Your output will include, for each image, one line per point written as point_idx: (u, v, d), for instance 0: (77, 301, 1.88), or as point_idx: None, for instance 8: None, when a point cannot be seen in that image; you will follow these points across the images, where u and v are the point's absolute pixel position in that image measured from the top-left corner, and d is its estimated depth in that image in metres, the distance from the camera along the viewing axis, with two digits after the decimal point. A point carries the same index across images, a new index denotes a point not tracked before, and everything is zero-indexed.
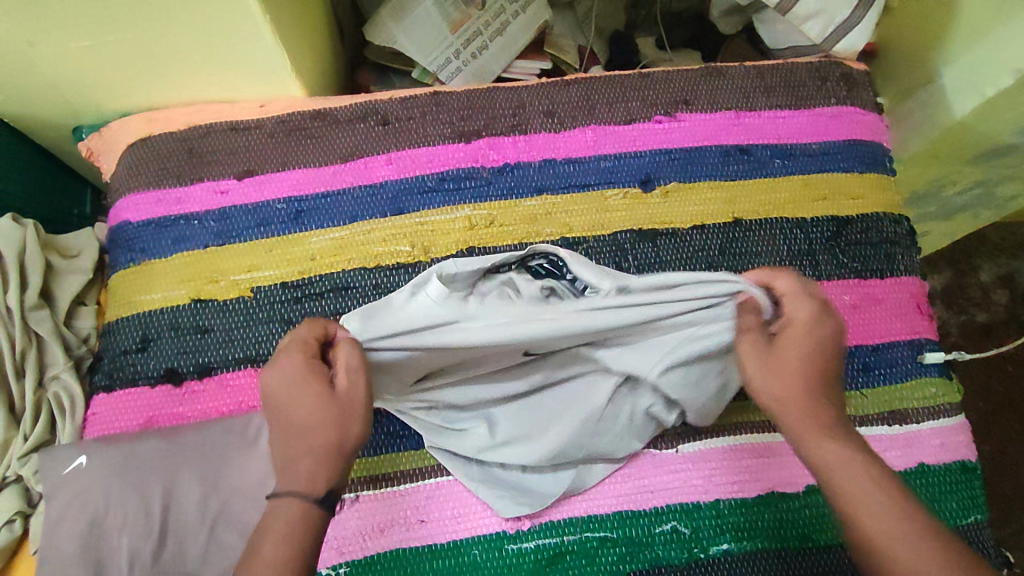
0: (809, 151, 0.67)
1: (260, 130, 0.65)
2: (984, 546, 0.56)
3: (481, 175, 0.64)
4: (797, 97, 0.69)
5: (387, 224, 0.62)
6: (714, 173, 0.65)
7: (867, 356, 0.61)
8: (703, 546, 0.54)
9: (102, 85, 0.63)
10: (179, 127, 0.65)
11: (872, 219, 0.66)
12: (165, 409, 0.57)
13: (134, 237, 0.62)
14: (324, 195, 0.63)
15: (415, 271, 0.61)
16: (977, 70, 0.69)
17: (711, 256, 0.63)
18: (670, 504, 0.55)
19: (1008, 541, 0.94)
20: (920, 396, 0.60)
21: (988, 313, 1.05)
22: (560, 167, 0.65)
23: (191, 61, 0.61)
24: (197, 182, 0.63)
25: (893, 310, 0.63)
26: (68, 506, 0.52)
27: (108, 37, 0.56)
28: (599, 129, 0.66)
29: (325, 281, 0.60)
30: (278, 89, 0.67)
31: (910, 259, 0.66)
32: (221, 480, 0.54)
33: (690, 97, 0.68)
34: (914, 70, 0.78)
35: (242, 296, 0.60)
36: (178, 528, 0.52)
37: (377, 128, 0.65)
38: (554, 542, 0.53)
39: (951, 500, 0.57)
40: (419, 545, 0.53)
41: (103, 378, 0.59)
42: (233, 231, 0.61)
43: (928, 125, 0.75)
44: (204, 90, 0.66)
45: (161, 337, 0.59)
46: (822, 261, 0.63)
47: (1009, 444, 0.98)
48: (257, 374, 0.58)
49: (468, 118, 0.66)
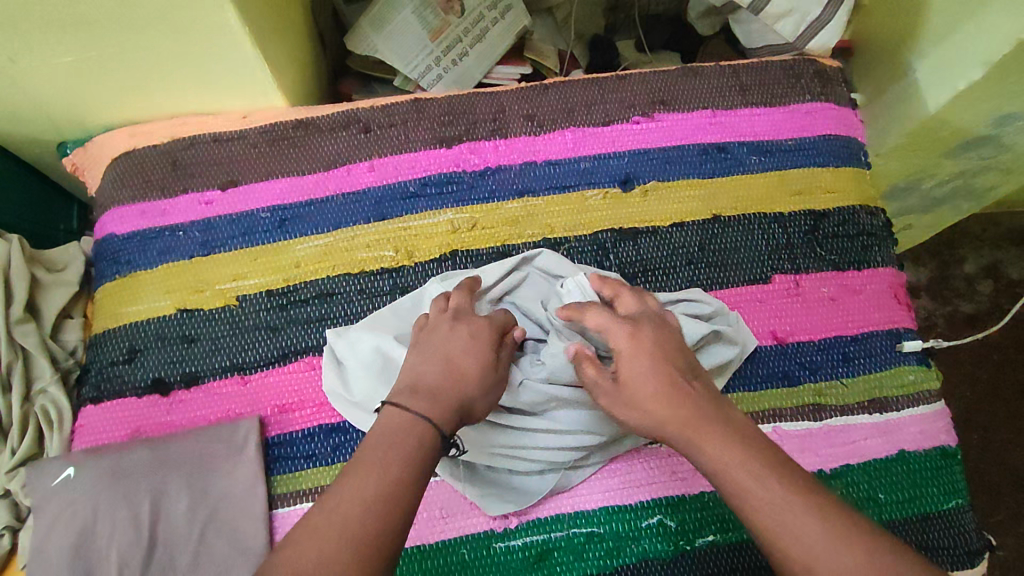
0: (785, 147, 0.68)
1: (243, 141, 0.65)
2: (966, 530, 0.57)
3: (463, 178, 0.65)
4: (771, 94, 0.70)
5: (371, 230, 0.63)
6: (692, 171, 0.66)
7: (846, 346, 0.62)
8: (689, 538, 0.54)
9: (85, 101, 0.64)
10: (163, 140, 0.66)
11: (848, 212, 0.67)
12: (152, 418, 0.58)
13: (120, 250, 0.63)
14: (308, 203, 0.63)
15: (399, 276, 0.62)
16: (947, 63, 0.70)
17: (692, 253, 0.64)
18: (655, 497, 0.55)
19: (998, 528, 0.95)
20: (900, 385, 0.61)
21: (972, 303, 1.07)
22: (540, 169, 0.66)
23: (172, 73, 0.61)
24: (181, 193, 0.64)
25: (870, 301, 0.64)
26: (56, 518, 0.53)
27: (89, 52, 0.56)
28: (578, 131, 0.67)
29: (310, 287, 0.61)
30: (261, 100, 0.68)
31: (887, 251, 0.67)
32: (209, 487, 0.55)
33: (667, 97, 0.69)
34: (887, 65, 0.79)
35: (228, 304, 0.60)
36: (167, 537, 0.53)
37: (360, 135, 0.66)
38: (542, 539, 0.54)
39: (931, 485, 0.58)
40: (408, 545, 0.53)
41: (90, 390, 0.59)
42: (218, 241, 0.62)
43: (903, 118, 0.76)
44: (187, 102, 0.67)
45: (148, 346, 0.59)
46: (800, 254, 0.64)
47: (997, 432, 0.99)
48: (243, 382, 0.58)
49: (449, 123, 0.67)
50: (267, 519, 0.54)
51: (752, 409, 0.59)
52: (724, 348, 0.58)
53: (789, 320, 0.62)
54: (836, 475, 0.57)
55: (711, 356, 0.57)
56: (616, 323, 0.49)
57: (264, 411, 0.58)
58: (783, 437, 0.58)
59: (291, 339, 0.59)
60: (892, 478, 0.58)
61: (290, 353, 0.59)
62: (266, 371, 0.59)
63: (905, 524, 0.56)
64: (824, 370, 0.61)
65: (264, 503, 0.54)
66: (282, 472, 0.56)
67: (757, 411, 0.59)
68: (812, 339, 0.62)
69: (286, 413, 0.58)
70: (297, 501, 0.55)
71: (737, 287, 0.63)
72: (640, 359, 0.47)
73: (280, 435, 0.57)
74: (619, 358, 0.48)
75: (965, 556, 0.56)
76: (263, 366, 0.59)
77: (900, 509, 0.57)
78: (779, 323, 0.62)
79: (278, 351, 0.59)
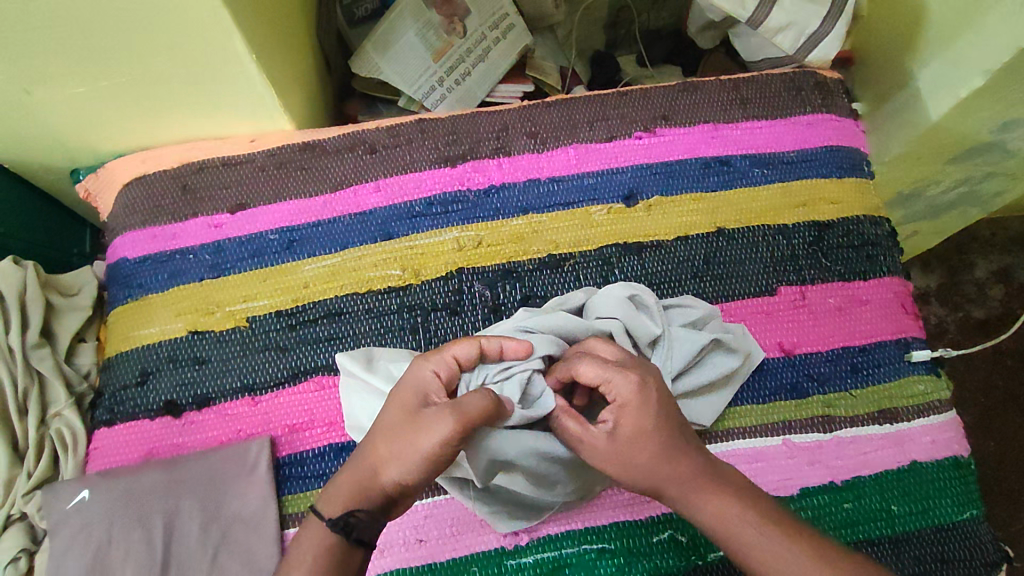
0: (788, 159, 0.69)
1: (252, 164, 0.66)
2: (982, 541, 0.57)
3: (467, 197, 0.65)
4: (773, 107, 0.71)
5: (378, 249, 0.63)
6: (696, 185, 0.67)
7: (855, 357, 0.62)
8: (701, 553, 0.54)
9: (99, 128, 0.65)
10: (173, 165, 0.67)
11: (853, 222, 0.67)
12: (165, 440, 0.58)
13: (132, 274, 0.64)
14: (316, 224, 0.64)
15: (407, 294, 0.62)
16: (947, 72, 0.70)
17: (696, 267, 0.64)
18: (666, 513, 0.55)
19: (1017, 536, 0.94)
20: (910, 395, 0.61)
21: (983, 308, 1.06)
22: (544, 186, 0.66)
23: (182, 99, 0.63)
24: (191, 217, 0.65)
25: (877, 311, 0.64)
26: (72, 541, 0.53)
27: (101, 82, 0.58)
28: (581, 148, 0.68)
29: (320, 307, 0.62)
30: (268, 123, 0.69)
31: (893, 260, 0.67)
32: (222, 507, 0.55)
33: (669, 112, 0.69)
34: (888, 75, 0.80)
35: (238, 326, 0.61)
36: (181, 558, 0.53)
37: (365, 156, 0.66)
38: (553, 556, 0.54)
39: (945, 496, 0.58)
40: (419, 563, 0.53)
41: (104, 413, 0.60)
42: (228, 263, 0.63)
43: (906, 127, 0.76)
44: (198, 128, 0.68)
45: (160, 369, 0.60)
46: (806, 265, 0.65)
47: (1013, 439, 0.98)
48: (254, 403, 0.59)
49: (453, 143, 0.67)
50: (278, 538, 0.55)
51: (761, 421, 0.59)
52: (726, 357, 0.59)
53: (796, 331, 0.62)
54: (847, 486, 0.57)
55: (712, 366, 0.58)
56: (611, 372, 0.48)
57: (274, 431, 0.58)
58: (793, 450, 0.58)
59: (301, 359, 0.60)
60: (905, 489, 0.57)
61: (300, 373, 0.60)
62: (277, 392, 0.59)
63: (919, 535, 0.56)
64: (833, 382, 0.61)
65: (276, 523, 0.55)
66: (293, 492, 0.56)
67: (767, 423, 0.59)
68: (819, 350, 0.62)
69: (296, 433, 0.58)
70: None
71: (741, 300, 0.63)
72: (640, 410, 0.47)
73: (291, 455, 0.57)
74: (618, 408, 0.47)
75: (981, 568, 0.56)
76: (273, 386, 0.59)
77: (914, 520, 0.56)
78: (785, 335, 0.62)
79: (288, 371, 0.60)
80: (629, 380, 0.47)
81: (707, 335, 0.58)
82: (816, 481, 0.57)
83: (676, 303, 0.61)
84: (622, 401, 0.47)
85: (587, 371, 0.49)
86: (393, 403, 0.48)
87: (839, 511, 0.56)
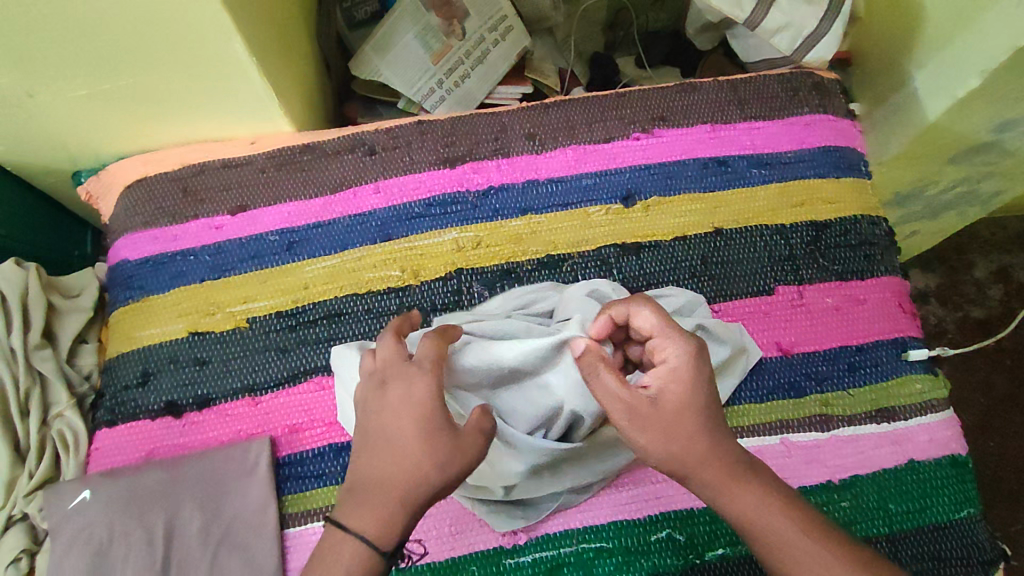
0: (785, 159, 0.69)
1: (252, 166, 0.67)
2: (980, 539, 0.57)
3: (467, 198, 0.66)
4: (770, 108, 0.71)
5: (377, 250, 0.64)
6: (694, 185, 0.67)
7: (852, 356, 0.62)
8: (699, 552, 0.55)
9: (101, 131, 0.66)
10: (174, 167, 0.67)
11: (850, 222, 0.67)
12: (166, 440, 0.59)
13: (133, 275, 0.64)
14: (316, 225, 0.65)
15: (406, 294, 0.63)
16: (944, 72, 0.70)
17: (695, 267, 0.64)
18: (664, 512, 0.56)
19: (1017, 536, 0.94)
20: (907, 394, 0.61)
21: (983, 308, 1.06)
22: (543, 187, 0.67)
23: (183, 102, 0.63)
24: (192, 219, 0.65)
25: (874, 311, 0.64)
26: (73, 540, 0.54)
27: (103, 85, 0.58)
28: (580, 149, 0.68)
29: (320, 308, 0.62)
30: (269, 126, 0.69)
31: (890, 260, 0.67)
32: (222, 507, 0.56)
33: (667, 113, 0.70)
34: (886, 75, 0.80)
35: (239, 326, 0.62)
36: (181, 557, 0.54)
37: (365, 158, 0.67)
38: (552, 555, 0.54)
39: (943, 495, 0.58)
40: (418, 563, 0.54)
41: (105, 413, 0.60)
42: (229, 264, 0.63)
43: (904, 127, 0.76)
44: (199, 131, 0.69)
45: (160, 370, 0.60)
46: (803, 265, 0.65)
47: (1014, 439, 0.98)
48: (254, 403, 0.59)
49: (452, 144, 0.68)
50: (278, 538, 0.55)
51: (759, 420, 0.59)
52: (715, 347, 0.58)
53: (794, 331, 0.62)
54: (845, 485, 0.57)
55: None
56: (666, 330, 0.46)
57: (274, 431, 0.58)
58: (791, 449, 0.58)
59: (300, 359, 0.60)
60: (903, 487, 0.58)
61: (300, 373, 0.60)
62: (276, 392, 0.59)
63: (917, 534, 0.56)
64: (830, 382, 0.61)
65: (276, 523, 0.55)
66: (293, 492, 0.57)
67: (765, 422, 0.59)
68: (817, 350, 0.62)
69: (296, 433, 0.58)
70: (306, 520, 0.56)
71: (739, 299, 0.63)
72: (687, 382, 0.45)
73: (291, 455, 0.58)
74: (668, 373, 0.45)
75: (979, 566, 0.56)
76: (273, 387, 0.60)
77: (912, 518, 0.57)
78: (783, 334, 0.62)
79: (288, 372, 0.60)
80: (684, 347, 0.46)
81: (690, 322, 0.57)
82: (814, 480, 0.57)
83: (657, 295, 0.61)
84: (672, 366, 0.45)
85: (644, 321, 0.47)
86: (389, 387, 0.46)
87: (837, 510, 0.57)
